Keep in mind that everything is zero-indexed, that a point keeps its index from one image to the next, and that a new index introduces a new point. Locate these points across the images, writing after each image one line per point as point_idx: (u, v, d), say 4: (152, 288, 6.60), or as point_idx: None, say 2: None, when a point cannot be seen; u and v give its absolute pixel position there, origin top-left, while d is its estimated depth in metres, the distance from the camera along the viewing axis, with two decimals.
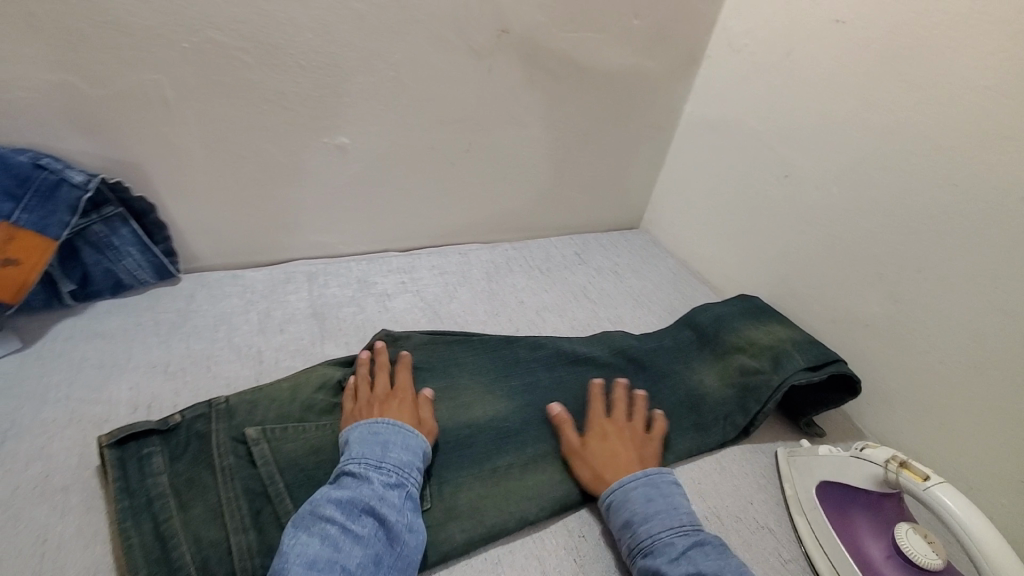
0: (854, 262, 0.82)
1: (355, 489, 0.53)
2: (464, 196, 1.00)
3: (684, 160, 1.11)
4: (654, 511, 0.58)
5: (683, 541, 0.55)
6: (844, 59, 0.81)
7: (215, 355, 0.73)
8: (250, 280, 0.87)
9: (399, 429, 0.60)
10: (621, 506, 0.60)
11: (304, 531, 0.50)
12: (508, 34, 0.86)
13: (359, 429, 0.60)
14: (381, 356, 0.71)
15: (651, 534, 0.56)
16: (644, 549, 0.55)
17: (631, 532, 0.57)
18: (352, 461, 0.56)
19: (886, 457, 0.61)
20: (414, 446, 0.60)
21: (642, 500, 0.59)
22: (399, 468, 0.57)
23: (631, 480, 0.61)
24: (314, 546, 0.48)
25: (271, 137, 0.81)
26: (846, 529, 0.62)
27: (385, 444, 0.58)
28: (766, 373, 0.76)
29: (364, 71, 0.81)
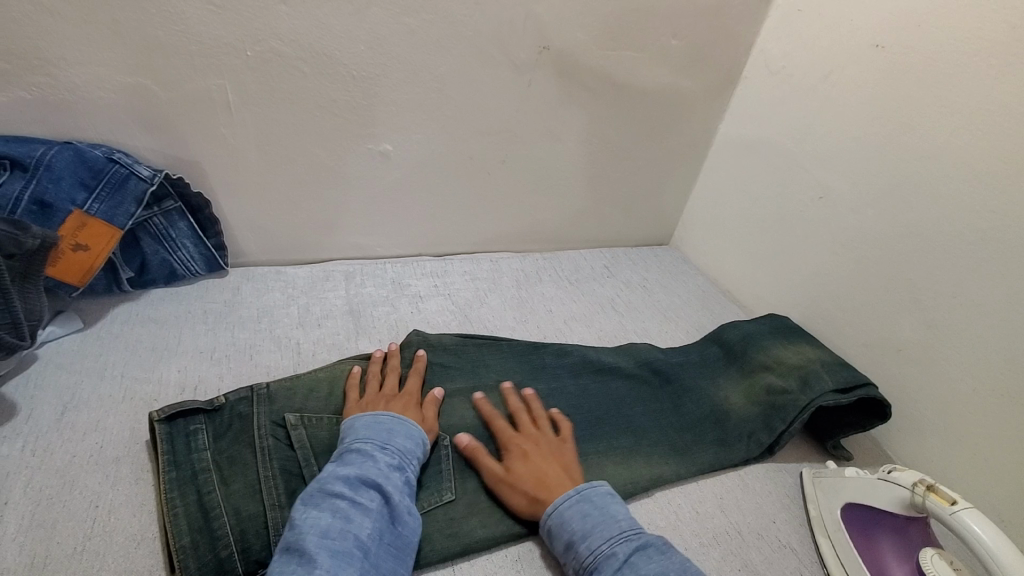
0: (887, 285, 0.82)
1: (362, 467, 0.55)
2: (498, 205, 1.03)
3: (717, 179, 1.12)
4: (591, 525, 0.55)
5: (623, 549, 0.53)
6: (882, 83, 0.82)
7: (257, 345, 0.77)
8: (292, 277, 0.92)
9: (404, 420, 0.62)
10: (558, 528, 0.57)
11: (314, 507, 0.51)
12: (550, 51, 0.89)
13: (364, 417, 0.62)
14: (392, 359, 0.73)
15: (591, 550, 0.54)
16: (587, 568, 0.53)
17: (573, 554, 0.55)
18: (358, 441, 0.58)
19: (913, 480, 0.61)
20: (415, 435, 0.62)
21: (576, 517, 0.56)
22: (402, 452, 0.58)
23: (565, 501, 0.58)
24: (325, 518, 0.50)
25: (321, 142, 0.86)
26: (870, 552, 0.62)
27: (389, 429, 0.60)
28: (792, 393, 0.76)
29: (411, 82, 0.85)
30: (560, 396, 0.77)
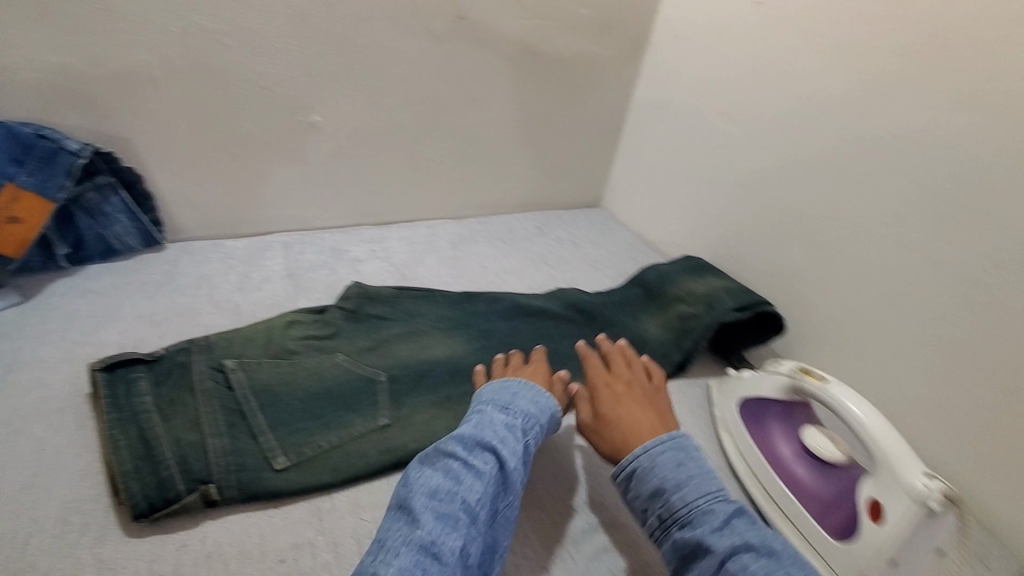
0: (780, 218, 0.91)
1: (478, 428, 0.56)
2: (431, 173, 1.09)
3: (636, 140, 1.20)
4: (686, 476, 0.54)
5: (723, 507, 0.51)
6: (764, 38, 0.91)
7: (197, 308, 0.80)
8: (230, 249, 0.95)
9: (530, 387, 0.63)
10: (648, 473, 0.56)
11: (429, 465, 0.52)
12: (466, 21, 0.95)
13: (491, 385, 0.63)
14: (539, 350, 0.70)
15: (687, 503, 0.52)
16: (679, 519, 0.52)
17: (661, 501, 0.54)
18: (482, 403, 0.59)
19: (792, 367, 0.69)
20: (544, 404, 0.62)
21: (672, 467, 0.55)
22: (523, 416, 0.59)
23: (656, 446, 0.57)
24: (437, 478, 0.51)
25: (251, 115, 0.89)
26: (763, 437, 0.70)
27: (515, 394, 0.61)
28: (699, 316, 0.85)
29: (334, 54, 0.89)
30: (491, 336, 0.83)
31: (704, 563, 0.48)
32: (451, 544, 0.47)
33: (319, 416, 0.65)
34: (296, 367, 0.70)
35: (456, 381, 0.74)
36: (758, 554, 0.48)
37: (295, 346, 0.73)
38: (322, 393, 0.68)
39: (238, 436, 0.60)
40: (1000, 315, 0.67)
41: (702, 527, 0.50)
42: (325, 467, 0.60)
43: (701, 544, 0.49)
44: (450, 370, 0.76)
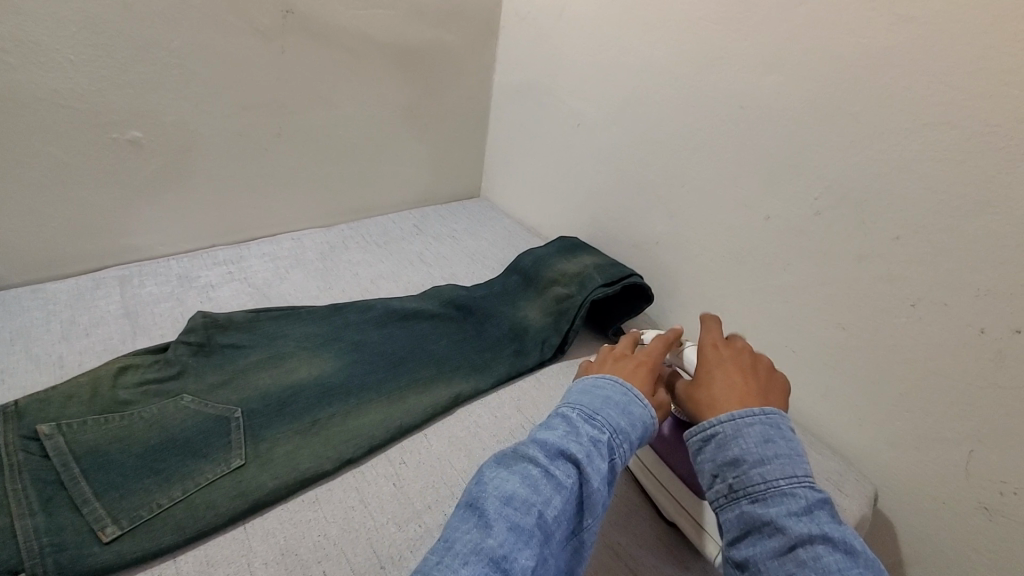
0: (639, 190, 0.93)
1: (564, 436, 0.49)
2: (287, 181, 1.01)
3: (503, 125, 1.18)
4: (772, 454, 0.48)
5: (807, 494, 0.46)
6: (599, 14, 0.91)
7: (8, 368, 0.69)
8: (52, 292, 0.83)
9: (628, 392, 0.55)
10: (729, 440, 0.50)
11: (505, 468, 0.47)
12: (294, 15, 0.88)
13: (587, 381, 0.57)
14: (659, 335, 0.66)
15: (768, 479, 0.47)
16: (752, 494, 0.47)
17: (735, 471, 0.48)
18: (568, 407, 0.53)
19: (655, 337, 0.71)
20: (637, 416, 0.53)
21: (757, 440, 0.49)
22: (615, 428, 0.51)
23: (745, 417, 0.51)
24: (514, 482, 0.45)
25: (51, 139, 0.77)
26: None
27: (607, 399, 0.54)
28: (574, 296, 0.85)
29: (143, 61, 0.79)
30: (364, 347, 0.79)
31: (769, 542, 0.44)
32: (523, 563, 0.40)
33: (160, 469, 0.58)
34: (132, 420, 0.62)
35: (325, 403, 0.69)
36: (836, 548, 0.42)
37: (129, 395, 0.65)
38: (164, 443, 0.60)
39: (57, 512, 0.52)
40: (828, 260, 0.72)
41: (777, 508, 0.45)
42: (167, 528, 0.53)
43: (774, 525, 0.44)
44: (318, 392, 0.70)
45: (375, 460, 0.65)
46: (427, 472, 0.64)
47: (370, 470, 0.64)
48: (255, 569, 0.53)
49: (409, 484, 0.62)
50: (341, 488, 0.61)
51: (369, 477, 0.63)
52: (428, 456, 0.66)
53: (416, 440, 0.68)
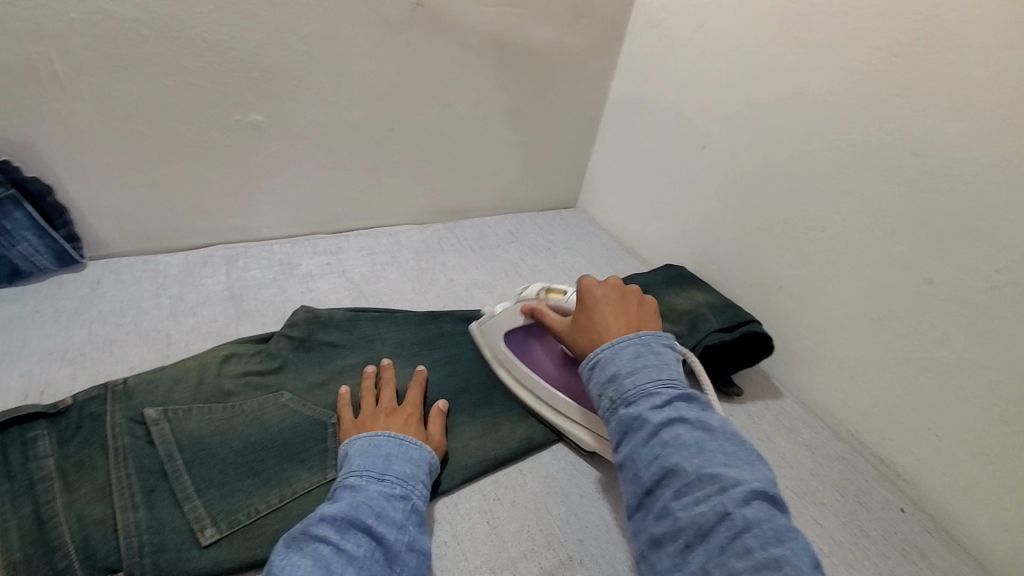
0: (767, 226, 0.85)
1: (352, 505, 0.49)
2: (392, 176, 0.99)
3: (613, 137, 1.12)
4: (641, 364, 0.55)
5: (668, 390, 0.53)
6: (749, 31, 0.84)
7: (120, 340, 0.70)
8: (163, 265, 0.84)
9: (402, 442, 0.57)
10: (608, 362, 0.56)
11: (295, 552, 0.45)
12: (423, 8, 0.85)
13: (358, 441, 0.56)
14: (387, 372, 0.67)
15: (637, 385, 0.53)
16: (627, 399, 0.53)
17: (614, 386, 0.55)
18: (352, 475, 0.52)
19: (538, 290, 0.73)
20: (417, 458, 0.57)
21: (629, 356, 0.56)
22: (402, 480, 0.53)
23: (622, 341, 0.57)
24: (305, 566, 0.44)
25: (178, 116, 0.78)
26: (532, 364, 0.72)
27: (388, 456, 0.55)
28: (684, 337, 0.77)
29: (273, 45, 0.78)
30: (458, 361, 0.76)
31: (639, 435, 0.51)
32: None
33: (258, 472, 0.56)
34: (234, 413, 0.61)
35: None
36: (689, 428, 0.50)
37: (233, 385, 0.64)
38: (264, 442, 0.59)
39: (158, 506, 0.51)
40: (1003, 340, 0.62)
41: (643, 406, 0.52)
42: (262, 538, 0.52)
43: (642, 419, 0.51)
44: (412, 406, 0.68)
45: (468, 491, 0.62)
46: (521, 513, 0.60)
47: (463, 503, 0.60)
48: None
49: (502, 525, 0.58)
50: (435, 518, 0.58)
51: (462, 510, 0.59)
52: (523, 493, 0.62)
53: (510, 473, 0.65)
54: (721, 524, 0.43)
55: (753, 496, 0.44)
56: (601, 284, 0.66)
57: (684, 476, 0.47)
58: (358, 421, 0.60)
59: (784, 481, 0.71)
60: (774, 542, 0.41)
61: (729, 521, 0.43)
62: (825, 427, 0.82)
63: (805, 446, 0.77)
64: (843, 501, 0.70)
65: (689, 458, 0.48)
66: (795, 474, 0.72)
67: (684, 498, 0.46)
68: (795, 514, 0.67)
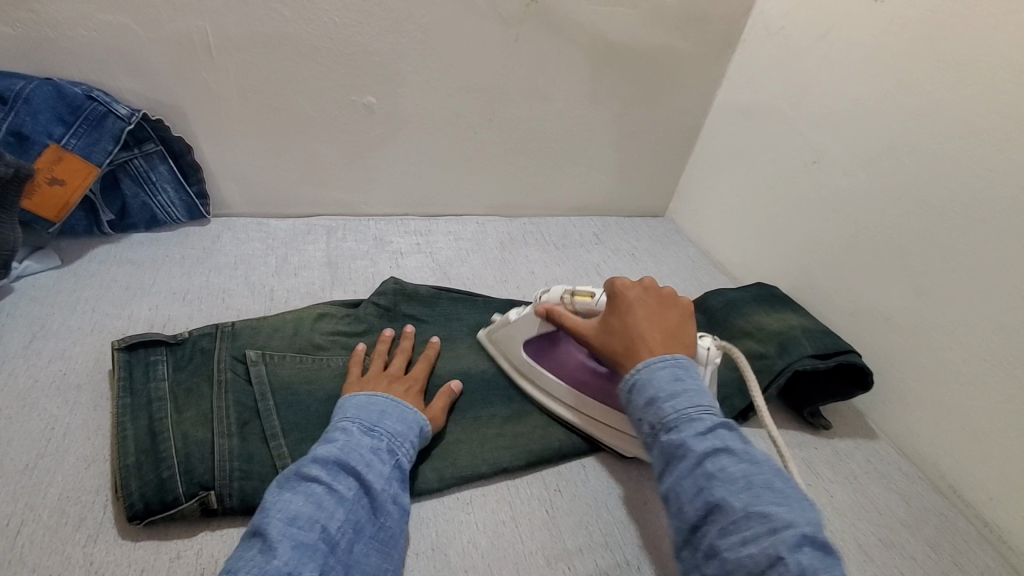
0: (878, 253, 0.79)
1: (344, 450, 0.51)
2: (485, 166, 1.02)
3: (713, 147, 1.08)
4: (682, 388, 0.51)
5: (712, 416, 0.48)
6: (880, 41, 0.78)
7: (230, 289, 0.77)
8: (273, 228, 0.92)
9: (397, 404, 0.58)
10: (644, 383, 0.52)
11: (288, 490, 0.47)
12: (537, 3, 0.86)
13: (356, 396, 0.58)
14: (404, 341, 0.69)
15: (678, 410, 0.49)
16: (668, 425, 0.49)
17: (653, 409, 0.50)
18: (345, 422, 0.54)
19: (560, 293, 0.67)
20: (411, 420, 0.58)
21: (668, 378, 0.51)
22: (392, 435, 0.55)
23: (657, 362, 0.53)
24: (298, 503, 0.46)
25: (303, 92, 0.85)
26: (558, 370, 0.68)
27: (382, 411, 0.57)
28: (770, 358, 0.73)
29: (394, 32, 0.83)
30: None
31: (681, 463, 0.46)
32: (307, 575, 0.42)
33: None
34: (321, 366, 0.65)
35: (487, 402, 0.68)
36: (736, 461, 0.45)
37: (323, 341, 0.68)
38: None
39: (248, 439, 0.56)
40: None
41: (686, 432, 0.48)
42: None
43: (684, 447, 0.47)
44: (483, 387, 0.70)
45: (528, 478, 0.62)
46: (581, 508, 0.59)
47: (523, 488, 0.61)
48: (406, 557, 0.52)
49: (561, 516, 0.58)
50: (496, 499, 0.59)
51: (521, 495, 0.60)
52: (583, 489, 0.62)
53: (573, 468, 0.64)
54: (774, 570, 0.39)
55: (807, 541, 0.40)
56: (633, 284, 0.63)
57: (731, 513, 0.43)
58: (358, 380, 0.62)
59: (870, 527, 0.65)
60: None
61: (783, 566, 0.38)
62: (924, 479, 0.74)
63: (896, 494, 0.71)
64: (937, 560, 0.63)
65: (736, 493, 0.43)
66: (882, 521, 0.66)
67: (731, 538, 0.42)
68: (879, 563, 0.61)
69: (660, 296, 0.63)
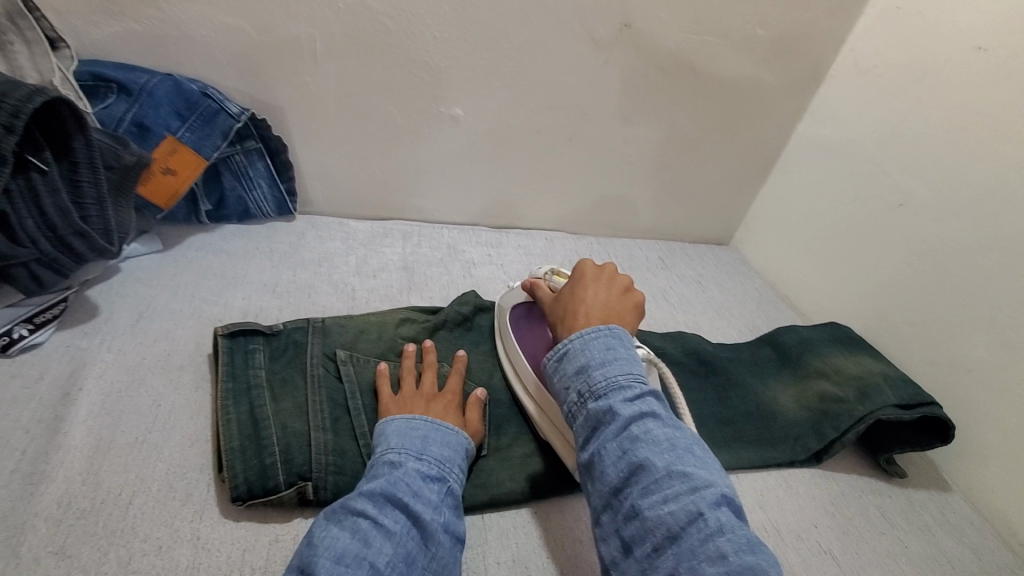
0: (967, 303, 0.77)
1: (391, 481, 0.50)
2: (558, 182, 1.03)
3: (787, 181, 1.08)
4: (613, 356, 0.55)
5: (639, 384, 0.53)
6: (985, 88, 0.77)
7: (316, 286, 0.80)
8: (353, 229, 0.95)
9: (439, 426, 0.57)
10: (577, 352, 0.56)
11: (335, 524, 0.46)
12: (630, 29, 0.87)
13: (395, 423, 0.57)
14: (430, 356, 0.66)
15: (607, 376, 0.53)
16: (597, 391, 0.53)
17: (583, 377, 0.54)
18: (390, 452, 0.53)
19: (550, 271, 0.74)
20: (455, 443, 0.57)
21: (600, 348, 0.55)
22: (439, 461, 0.54)
23: (592, 331, 0.57)
24: (344, 539, 0.45)
25: (396, 102, 0.88)
26: (524, 342, 0.70)
27: (425, 438, 0.55)
28: (850, 403, 0.73)
29: (489, 49, 0.85)
30: None
31: (609, 428, 0.50)
32: None
33: None
34: None
35: None
36: (657, 424, 0.50)
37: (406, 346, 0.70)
38: None
39: (340, 434, 0.58)
40: None
41: (615, 397, 0.52)
42: None
43: (612, 412, 0.51)
44: None
45: None
46: None
47: None
48: (488, 564, 0.54)
49: None
50: (569, 516, 0.60)
51: None
52: None
53: None
54: (694, 525, 0.43)
55: (725, 498, 0.45)
56: (594, 265, 0.67)
57: (654, 474, 0.46)
58: (398, 398, 0.60)
59: None
60: (747, 549, 0.41)
61: (702, 521, 0.43)
62: (998, 538, 0.72)
63: (974, 551, 0.69)
64: None
65: (659, 454, 0.48)
66: None
67: (651, 495, 0.46)
68: None
69: (616, 277, 0.66)
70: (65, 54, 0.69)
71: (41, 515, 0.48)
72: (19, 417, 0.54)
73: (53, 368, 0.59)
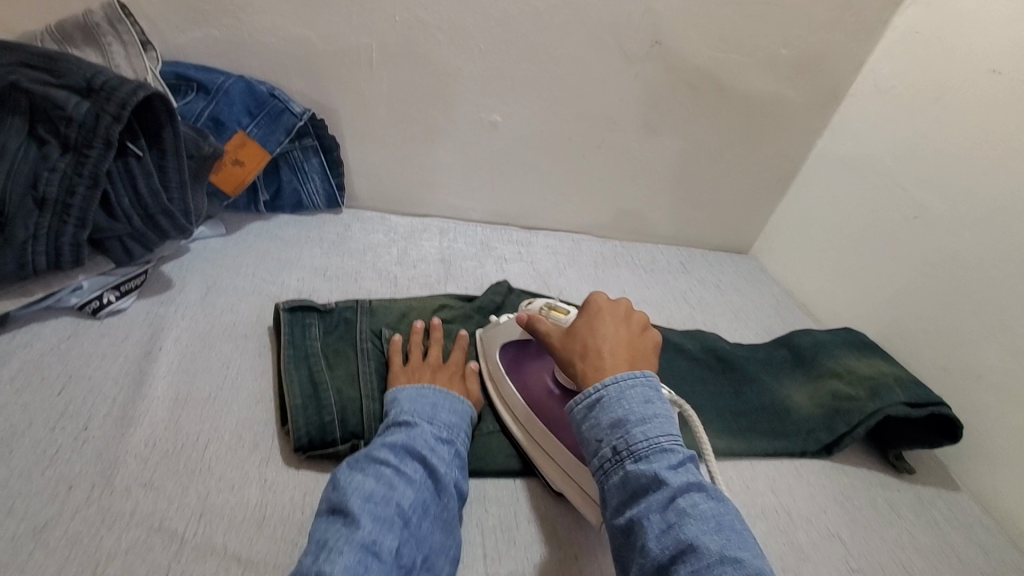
0: (976, 311, 0.81)
1: (408, 437, 0.55)
2: (587, 188, 1.09)
3: (806, 194, 1.12)
4: (652, 414, 0.53)
5: (682, 450, 0.51)
6: (998, 108, 0.81)
7: (362, 272, 0.87)
8: (394, 224, 1.02)
9: (446, 395, 0.63)
10: (612, 403, 0.54)
11: (359, 470, 0.51)
12: (660, 46, 0.94)
13: (406, 390, 0.62)
14: (437, 331, 0.72)
15: (648, 436, 0.51)
16: (637, 453, 0.51)
17: (620, 433, 0.52)
18: (405, 414, 0.58)
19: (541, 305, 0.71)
20: (460, 411, 0.62)
21: (638, 400, 0.54)
22: (449, 426, 0.59)
23: (628, 379, 0.56)
24: (370, 482, 0.50)
25: (440, 107, 0.95)
26: (521, 384, 0.68)
27: (434, 404, 0.61)
28: (861, 400, 0.77)
29: (529, 61, 0.92)
30: None
31: (654, 495, 0.48)
32: (390, 544, 0.47)
33: None
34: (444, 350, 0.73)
35: None
36: (704, 494, 0.47)
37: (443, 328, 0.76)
38: None
39: None
40: None
41: (659, 463, 0.49)
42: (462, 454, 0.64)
43: (656, 478, 0.49)
44: None
45: None
46: None
47: None
48: (519, 523, 0.59)
49: None
50: None
51: None
52: None
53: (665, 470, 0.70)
54: None
55: None
56: (603, 301, 0.66)
57: (705, 556, 0.43)
58: (407, 369, 0.66)
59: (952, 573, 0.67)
60: None
61: None
62: (1004, 536, 0.75)
63: (979, 546, 0.72)
64: None
65: (709, 533, 0.44)
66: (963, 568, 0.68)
67: None
68: None
69: (628, 313, 0.66)
70: (152, 56, 0.76)
71: (132, 452, 0.54)
72: (111, 369, 0.61)
73: (136, 331, 0.67)
